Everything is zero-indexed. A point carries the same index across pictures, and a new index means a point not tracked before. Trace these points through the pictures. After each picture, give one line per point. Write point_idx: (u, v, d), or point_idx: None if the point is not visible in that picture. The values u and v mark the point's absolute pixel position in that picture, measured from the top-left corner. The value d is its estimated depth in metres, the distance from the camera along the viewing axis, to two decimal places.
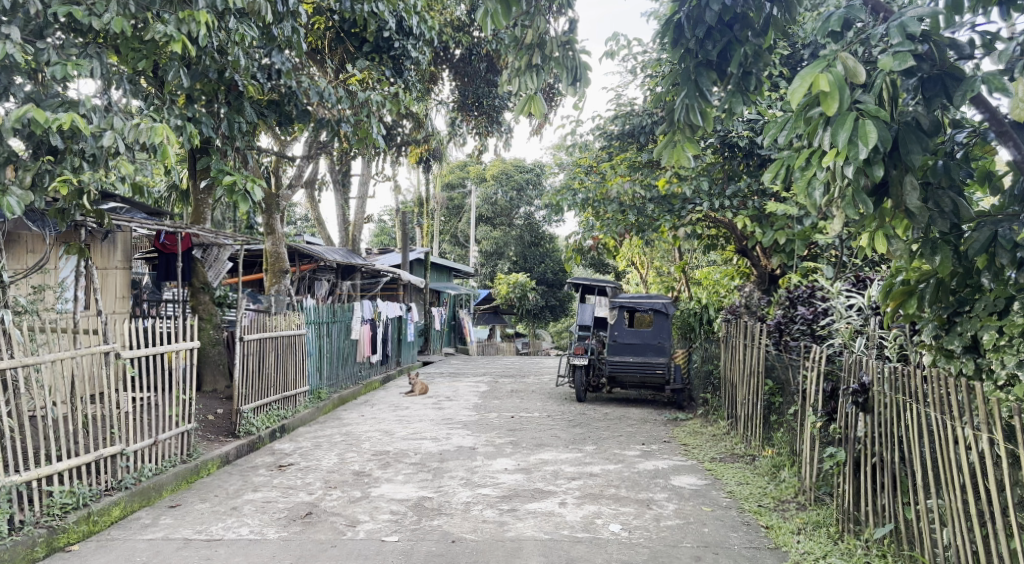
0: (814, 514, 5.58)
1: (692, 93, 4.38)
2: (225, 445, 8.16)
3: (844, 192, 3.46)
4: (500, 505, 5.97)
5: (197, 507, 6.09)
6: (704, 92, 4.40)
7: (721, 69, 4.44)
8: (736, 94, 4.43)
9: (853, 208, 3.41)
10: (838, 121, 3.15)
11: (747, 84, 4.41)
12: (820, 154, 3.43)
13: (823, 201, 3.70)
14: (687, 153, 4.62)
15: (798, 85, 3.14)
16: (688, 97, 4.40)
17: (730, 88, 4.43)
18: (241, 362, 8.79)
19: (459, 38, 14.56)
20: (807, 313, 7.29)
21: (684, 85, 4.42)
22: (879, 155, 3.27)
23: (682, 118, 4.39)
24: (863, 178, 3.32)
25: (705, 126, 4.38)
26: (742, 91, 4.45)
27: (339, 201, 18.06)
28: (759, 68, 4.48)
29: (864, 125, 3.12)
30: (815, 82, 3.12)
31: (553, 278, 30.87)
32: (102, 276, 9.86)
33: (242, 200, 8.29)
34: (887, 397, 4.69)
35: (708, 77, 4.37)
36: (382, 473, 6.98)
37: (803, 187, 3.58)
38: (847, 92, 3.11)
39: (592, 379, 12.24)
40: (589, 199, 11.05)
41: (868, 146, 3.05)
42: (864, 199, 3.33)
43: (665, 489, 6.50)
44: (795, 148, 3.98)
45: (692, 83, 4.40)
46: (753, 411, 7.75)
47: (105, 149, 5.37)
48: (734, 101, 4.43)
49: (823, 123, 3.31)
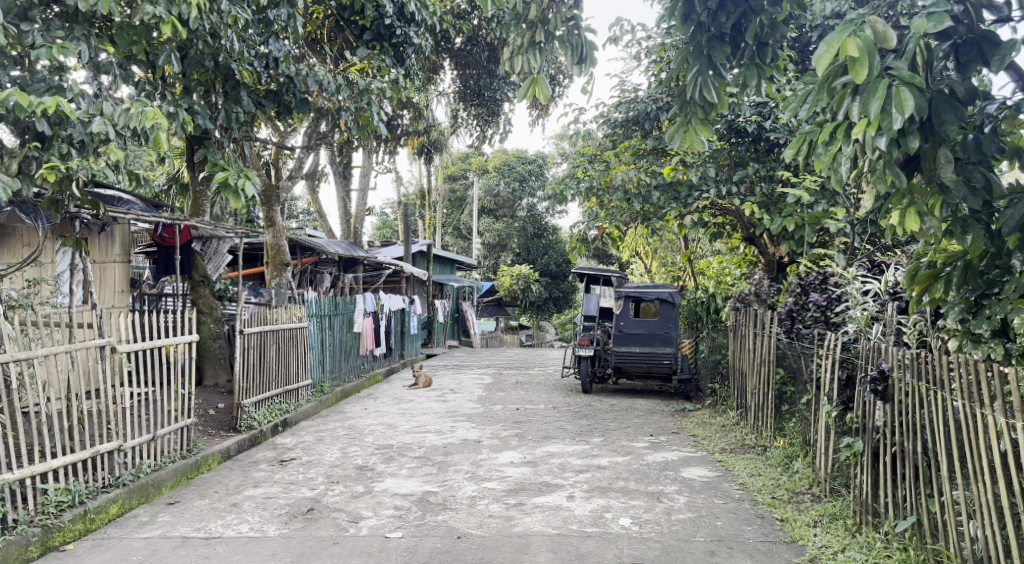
0: (830, 506, 5.43)
1: (705, 69, 4.19)
2: (226, 439, 8.02)
3: (872, 166, 3.31)
4: (507, 499, 5.81)
5: (196, 504, 5.94)
6: (716, 68, 4.22)
7: (735, 43, 4.26)
8: (751, 67, 4.24)
9: (884, 182, 3.25)
10: (869, 89, 2.97)
11: (763, 56, 4.22)
12: (846, 128, 3.27)
13: (852, 176, 3.52)
14: (700, 135, 4.48)
15: (824, 50, 2.98)
16: (701, 71, 4.20)
17: (745, 60, 4.23)
18: (242, 355, 8.65)
19: (460, 27, 14.37)
20: (819, 297, 6.88)
21: (695, 61, 4.23)
22: (915, 125, 3.09)
23: (695, 96, 4.21)
24: (897, 151, 3.15)
25: (719, 104, 4.21)
26: (757, 64, 4.26)
27: (340, 193, 17.88)
28: (774, 38, 4.31)
29: (899, 92, 2.93)
30: (843, 47, 2.95)
31: (556, 270, 30.73)
32: (100, 270, 9.74)
33: (234, 197, 8.08)
34: (909, 385, 4.54)
35: (722, 52, 4.17)
36: (386, 467, 6.83)
37: (827, 163, 3.41)
38: (877, 58, 2.94)
39: (597, 370, 12.04)
40: (593, 188, 10.88)
41: (905, 115, 2.87)
42: (896, 172, 3.18)
43: (675, 481, 6.34)
44: (817, 121, 3.78)
45: (704, 58, 4.20)
46: (764, 401, 7.58)
47: (93, 135, 5.18)
48: (749, 74, 4.23)
49: (851, 92, 3.14)
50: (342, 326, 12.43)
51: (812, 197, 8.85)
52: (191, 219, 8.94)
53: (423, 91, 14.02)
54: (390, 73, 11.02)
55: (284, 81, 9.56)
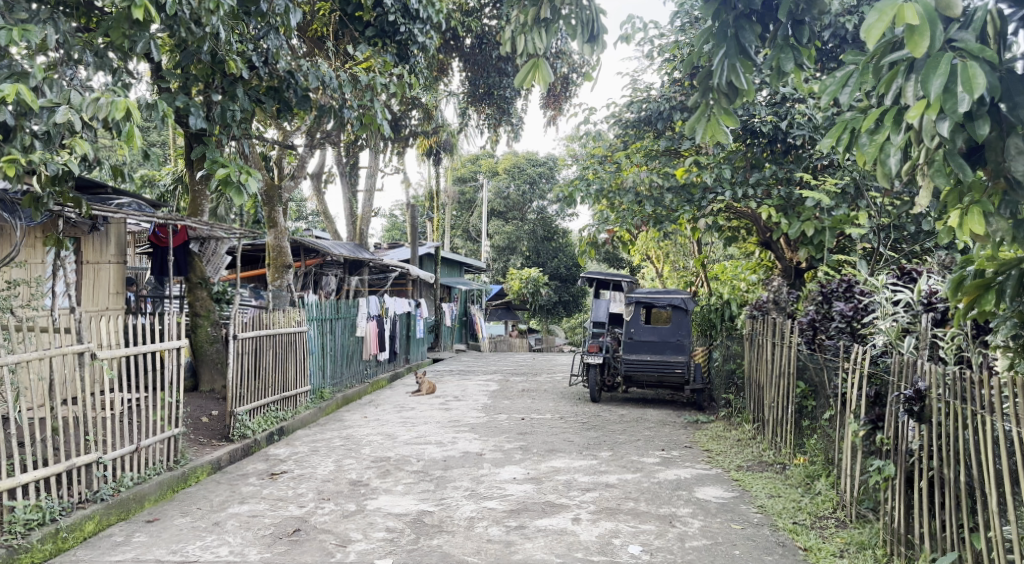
0: (857, 534, 5.03)
1: (732, 50, 3.79)
2: (216, 450, 7.65)
3: (928, 157, 2.93)
4: (507, 521, 5.41)
5: (176, 523, 5.58)
6: (745, 51, 3.81)
7: (765, 22, 3.86)
8: (784, 49, 3.84)
9: (943, 175, 2.86)
10: (929, 65, 2.59)
11: (799, 36, 3.84)
12: (894, 114, 2.91)
13: (902, 171, 3.11)
14: (723, 124, 4.12)
15: (876, 18, 2.57)
16: (728, 55, 3.80)
17: (777, 41, 3.84)
18: (235, 361, 8.29)
19: (469, 25, 14.03)
20: (844, 306, 6.33)
21: (721, 44, 3.82)
22: (985, 107, 2.72)
23: (722, 82, 3.83)
24: (963, 137, 2.77)
25: (747, 91, 3.84)
26: (791, 45, 3.86)
27: (347, 195, 17.59)
28: (813, 16, 3.85)
29: (968, 68, 2.55)
30: (899, 14, 2.55)
31: (566, 273, 30.30)
32: (95, 271, 9.42)
33: (237, 194, 7.72)
34: (950, 405, 4.13)
35: (752, 31, 3.76)
36: (380, 483, 6.44)
37: (875, 155, 3.00)
38: (938, 27, 2.59)
39: (606, 378, 11.64)
40: (604, 190, 10.58)
41: (975, 95, 2.50)
42: (958, 162, 2.81)
43: (689, 502, 5.92)
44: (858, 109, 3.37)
45: (731, 40, 3.79)
46: (784, 415, 7.16)
47: (60, 127, 4.93)
48: (781, 57, 3.85)
49: (905, 70, 2.78)
50: (343, 330, 12.06)
51: (832, 201, 8.51)
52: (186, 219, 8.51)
53: (430, 90, 13.69)
54: (394, 68, 10.66)
55: (285, 76, 9.21)
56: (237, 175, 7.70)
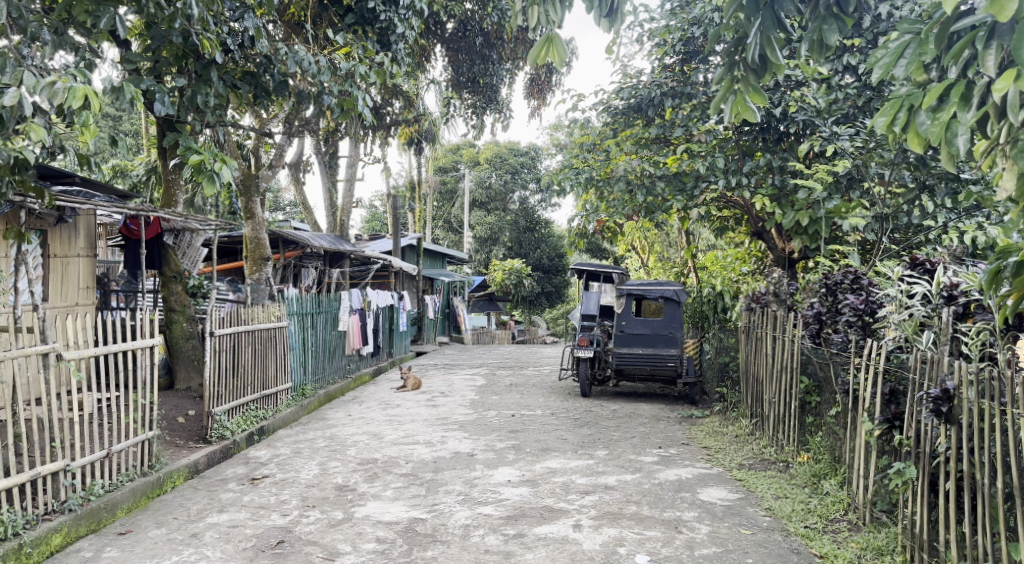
0: (873, 538, 4.80)
1: (767, 20, 3.66)
2: (193, 453, 7.24)
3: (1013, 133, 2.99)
4: (505, 529, 5.12)
5: (151, 535, 5.23)
6: (781, 21, 3.68)
7: None
8: (827, 20, 3.67)
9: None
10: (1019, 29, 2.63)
11: (843, 4, 3.66)
12: (962, 89, 3.05)
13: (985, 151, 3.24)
14: (752, 101, 4.07)
15: None
16: (763, 27, 3.69)
17: (819, 12, 3.67)
18: (213, 359, 7.92)
19: (451, 11, 13.59)
20: (855, 299, 5.93)
21: (754, 15, 3.69)
22: None
23: (756, 55, 3.71)
24: None
25: (781, 63, 3.75)
26: (835, 15, 3.69)
27: (327, 184, 17.16)
28: None
29: None
30: None
31: (549, 264, 29.88)
32: (64, 265, 8.97)
33: (209, 183, 7.28)
34: (985, 408, 3.90)
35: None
36: (368, 488, 6.11)
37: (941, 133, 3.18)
38: None
39: (596, 372, 11.37)
40: (593, 179, 10.18)
41: None
42: None
43: (694, 505, 5.65)
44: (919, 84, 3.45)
45: (766, 9, 3.67)
46: (786, 410, 6.91)
47: (12, 110, 4.60)
48: (824, 28, 3.68)
49: (985, 34, 2.88)
50: (325, 324, 11.66)
51: (825, 191, 8.14)
52: (158, 210, 8.05)
53: (411, 77, 13.27)
54: (375, 55, 10.25)
55: (262, 60, 8.86)
56: (209, 163, 7.25)
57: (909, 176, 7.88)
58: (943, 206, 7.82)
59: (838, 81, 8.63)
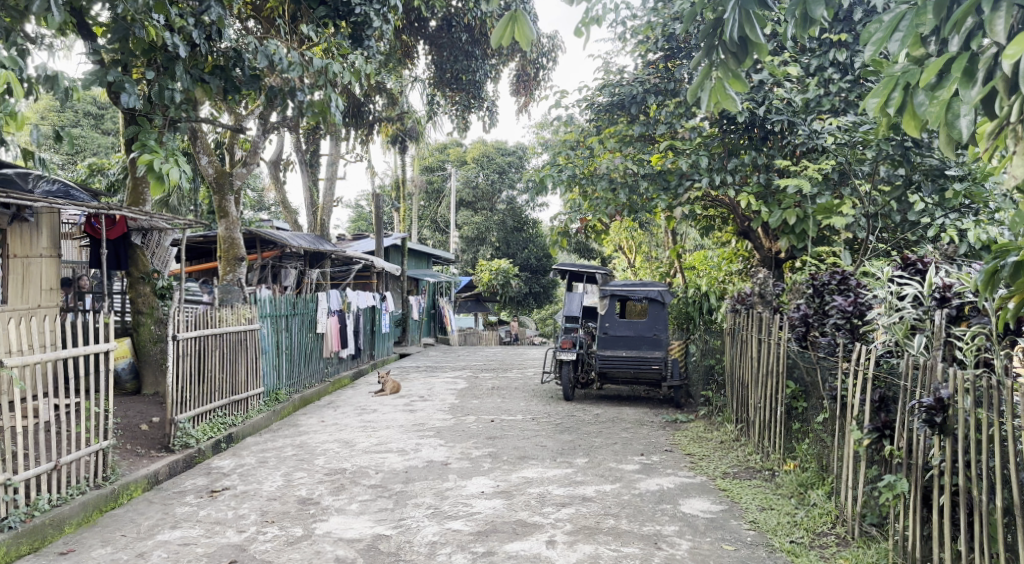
0: (861, 554, 4.53)
1: None
2: (154, 462, 6.88)
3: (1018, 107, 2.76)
4: (473, 547, 4.82)
5: (94, 555, 4.90)
6: None
7: None
8: None
9: None
10: None
11: None
12: (963, 62, 2.84)
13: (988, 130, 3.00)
14: (733, 88, 3.80)
15: None
16: (742, 2, 3.46)
17: None
18: (176, 364, 7.55)
19: (433, 7, 13.28)
20: (842, 301, 5.66)
21: None
22: None
23: (733, 34, 3.49)
24: None
25: (763, 43, 3.51)
26: None
27: (308, 183, 16.78)
28: None
29: None
30: None
31: (536, 264, 29.67)
32: (24, 265, 8.59)
33: (157, 185, 6.88)
34: (982, 419, 3.64)
35: None
36: (333, 501, 5.79)
37: (941, 114, 2.99)
38: None
39: (579, 375, 11.07)
40: (576, 177, 9.91)
41: None
42: None
43: (675, 518, 5.37)
44: (915, 62, 3.22)
45: None
46: (771, 416, 6.64)
47: None
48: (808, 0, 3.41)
49: None
50: (300, 326, 11.30)
51: (814, 188, 7.86)
52: (117, 210, 7.66)
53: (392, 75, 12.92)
54: (351, 54, 9.89)
55: (231, 54, 8.52)
56: (158, 163, 6.85)
57: (895, 172, 7.62)
58: (933, 204, 7.55)
59: (828, 77, 8.36)
